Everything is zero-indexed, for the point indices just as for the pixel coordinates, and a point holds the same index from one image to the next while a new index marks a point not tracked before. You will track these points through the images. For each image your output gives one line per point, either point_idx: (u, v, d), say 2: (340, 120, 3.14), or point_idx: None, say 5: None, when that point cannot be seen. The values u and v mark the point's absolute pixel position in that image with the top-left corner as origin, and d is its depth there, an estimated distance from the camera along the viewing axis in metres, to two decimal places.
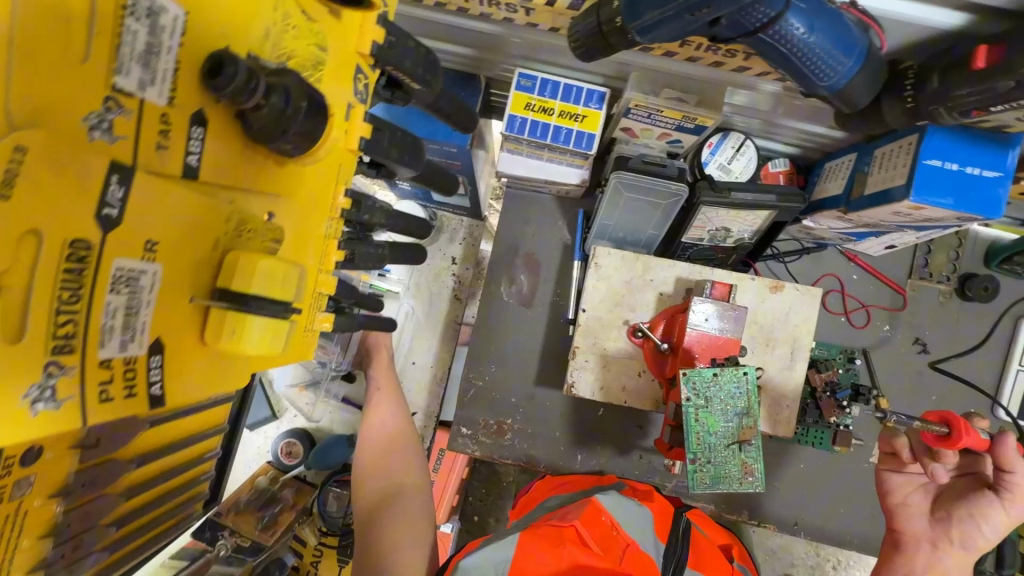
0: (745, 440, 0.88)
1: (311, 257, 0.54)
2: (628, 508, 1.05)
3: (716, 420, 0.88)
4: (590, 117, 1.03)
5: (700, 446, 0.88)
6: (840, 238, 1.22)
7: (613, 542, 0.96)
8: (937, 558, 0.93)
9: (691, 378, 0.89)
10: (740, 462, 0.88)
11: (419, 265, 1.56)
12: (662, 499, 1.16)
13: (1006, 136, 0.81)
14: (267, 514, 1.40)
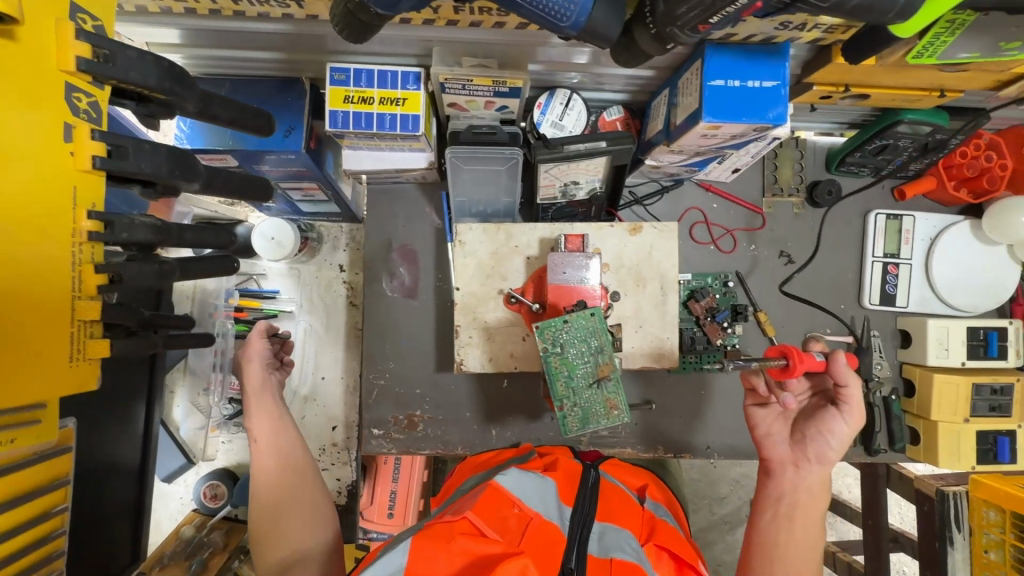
0: (606, 384, 0.92)
1: (40, 288, 0.52)
2: (530, 478, 0.99)
3: (574, 363, 0.92)
4: (410, 99, 1.03)
5: (565, 393, 0.92)
6: (687, 171, 1.27)
7: (512, 521, 0.88)
8: (801, 477, 0.95)
9: (545, 330, 0.93)
10: (603, 400, 0.92)
11: (308, 279, 1.54)
12: (571, 463, 1.14)
13: (776, 47, 0.88)
14: (195, 561, 1.35)
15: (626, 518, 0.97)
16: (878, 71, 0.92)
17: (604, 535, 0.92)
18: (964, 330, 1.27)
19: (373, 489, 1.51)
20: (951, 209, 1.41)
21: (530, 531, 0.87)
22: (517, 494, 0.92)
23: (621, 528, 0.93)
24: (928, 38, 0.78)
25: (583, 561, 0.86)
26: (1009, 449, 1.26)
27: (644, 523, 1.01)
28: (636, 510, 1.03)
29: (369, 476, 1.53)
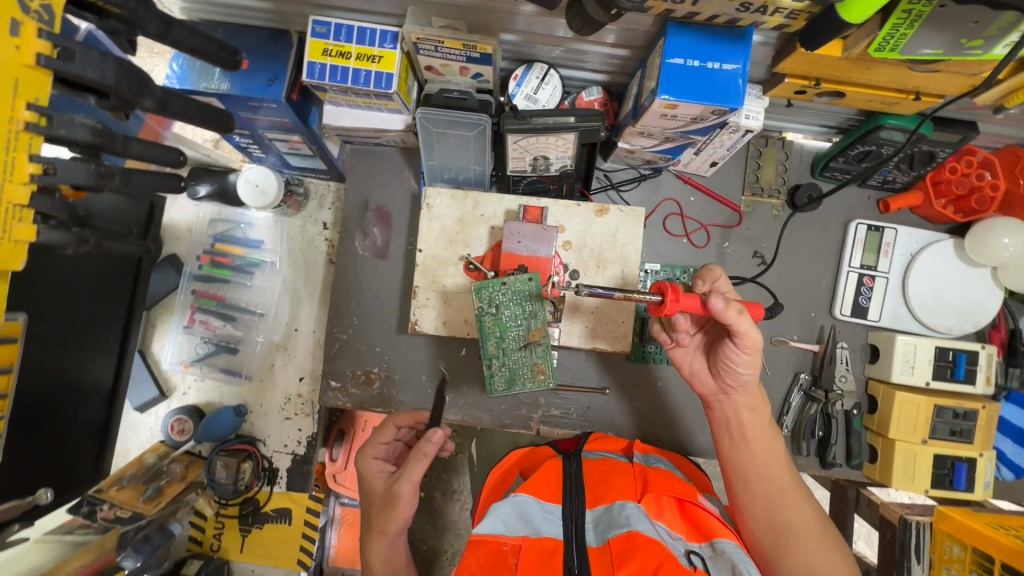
0: (537, 346, 0.97)
1: None
2: (504, 505, 0.98)
3: (506, 325, 0.96)
4: (386, 57, 1.06)
5: (495, 352, 0.97)
6: (662, 159, 1.27)
7: (505, 561, 0.90)
8: (731, 403, 1.06)
9: (481, 290, 0.96)
10: (531, 364, 0.97)
11: (293, 233, 1.61)
12: (548, 462, 1.13)
13: (738, 31, 0.89)
14: (151, 487, 1.44)
15: (613, 492, 1.02)
16: (846, 65, 0.91)
17: (599, 520, 0.97)
18: (932, 349, 1.24)
19: (349, 454, 1.64)
20: (939, 227, 1.37)
21: (523, 556, 0.89)
22: (501, 531, 0.93)
23: (612, 505, 0.98)
24: (887, 28, 0.77)
25: (587, 552, 0.90)
26: (965, 476, 1.23)
27: (638, 477, 1.08)
28: (625, 471, 1.10)
29: (347, 442, 1.67)
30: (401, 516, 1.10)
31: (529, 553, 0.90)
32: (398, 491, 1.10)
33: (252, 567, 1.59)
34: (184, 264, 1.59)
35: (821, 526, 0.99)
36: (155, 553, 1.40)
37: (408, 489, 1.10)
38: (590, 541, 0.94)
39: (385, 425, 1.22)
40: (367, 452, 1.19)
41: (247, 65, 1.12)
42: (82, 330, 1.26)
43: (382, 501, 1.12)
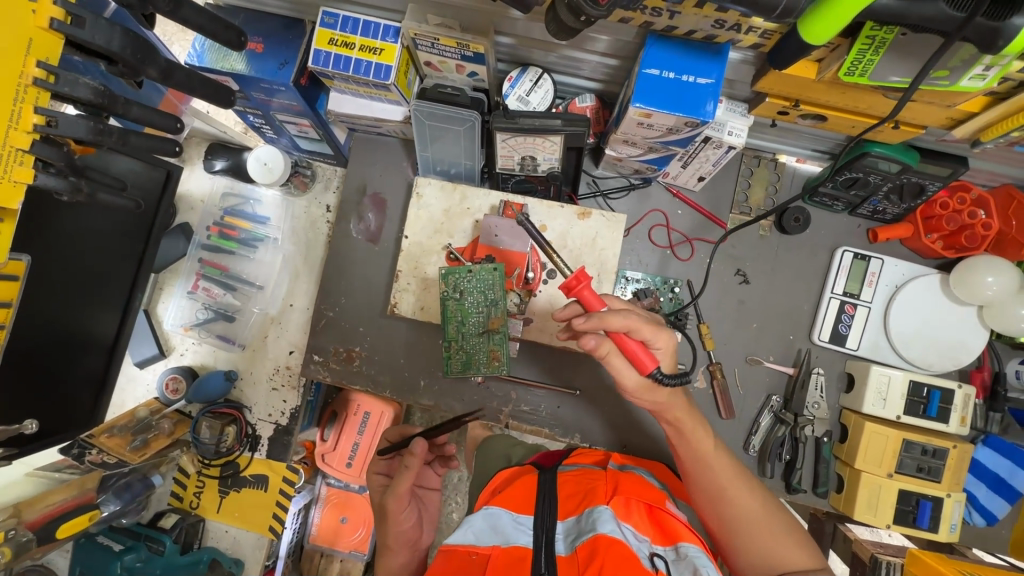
0: (494, 334, 1.06)
1: None
2: (476, 520, 1.02)
3: (468, 311, 1.06)
4: (387, 50, 1.12)
5: (455, 335, 1.07)
6: (649, 169, 1.30)
7: (472, 567, 0.93)
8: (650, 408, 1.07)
9: (448, 274, 1.05)
10: (488, 351, 1.06)
11: (298, 213, 1.69)
12: (525, 478, 1.17)
13: (716, 47, 0.91)
14: (139, 438, 1.53)
15: (584, 501, 1.04)
16: (822, 87, 0.93)
17: (569, 530, 0.98)
18: (906, 383, 1.23)
19: (339, 436, 1.77)
20: (928, 262, 1.35)
21: (492, 563, 0.92)
22: (471, 541, 0.97)
23: (582, 513, 1.00)
24: (854, 52, 0.79)
25: (555, 559, 0.91)
26: (930, 514, 1.20)
27: (611, 483, 1.11)
28: (599, 480, 1.13)
29: (338, 424, 1.79)
30: (398, 526, 1.14)
31: (500, 560, 0.92)
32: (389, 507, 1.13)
33: (226, 528, 1.66)
34: (194, 233, 1.69)
35: (765, 511, 0.98)
36: (134, 500, 1.53)
37: (396, 501, 1.12)
38: (560, 551, 0.95)
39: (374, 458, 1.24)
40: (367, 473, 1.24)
41: (262, 49, 1.20)
42: (86, 284, 1.36)
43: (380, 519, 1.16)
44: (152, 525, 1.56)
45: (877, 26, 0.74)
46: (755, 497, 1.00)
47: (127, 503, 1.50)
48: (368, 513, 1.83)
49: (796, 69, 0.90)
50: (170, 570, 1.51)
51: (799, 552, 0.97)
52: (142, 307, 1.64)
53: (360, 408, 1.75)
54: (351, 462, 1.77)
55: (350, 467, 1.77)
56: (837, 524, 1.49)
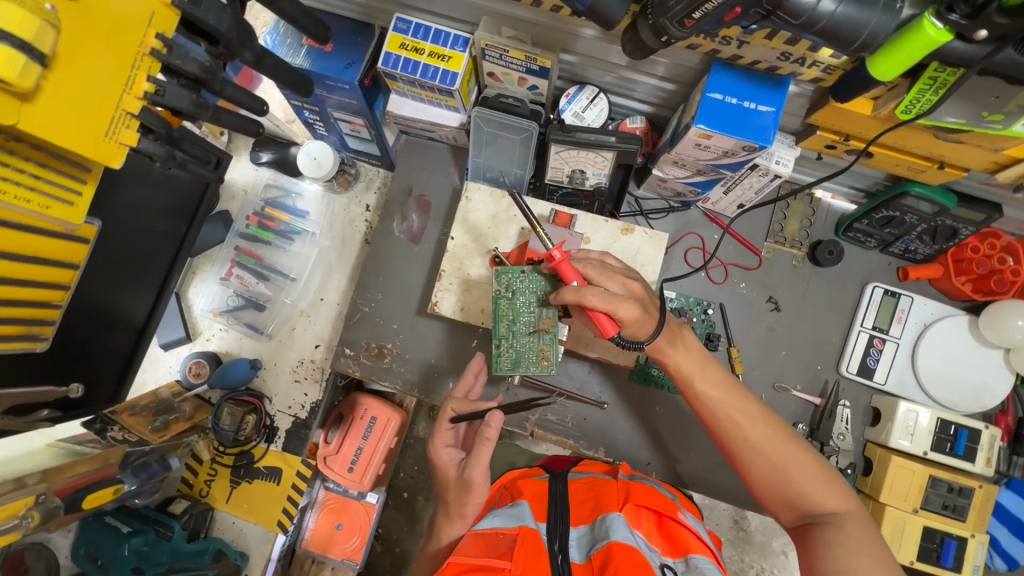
0: (545, 334, 1.08)
1: (104, 65, 0.68)
2: (503, 510, 1.03)
3: (519, 310, 1.08)
4: (455, 58, 1.17)
5: (506, 333, 1.09)
6: (692, 193, 1.34)
7: (498, 545, 0.94)
8: None
9: (501, 274, 1.08)
10: (538, 349, 1.08)
11: (337, 210, 1.72)
12: (535, 480, 1.14)
13: (777, 78, 0.97)
14: (160, 419, 1.51)
15: (597, 508, 1.02)
16: (875, 124, 0.97)
17: (583, 537, 0.98)
18: (933, 420, 1.24)
19: (343, 440, 1.68)
20: (956, 303, 1.38)
21: (518, 541, 0.93)
22: (497, 525, 0.98)
23: (596, 520, 0.99)
24: (914, 91, 0.83)
25: (570, 563, 0.93)
26: (954, 554, 1.21)
27: (620, 489, 1.08)
28: (610, 484, 1.10)
29: (343, 426, 1.70)
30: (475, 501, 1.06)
31: (525, 543, 0.92)
32: (469, 480, 1.04)
33: (234, 519, 1.63)
34: (233, 221, 1.71)
35: (782, 442, 0.96)
36: (150, 481, 1.50)
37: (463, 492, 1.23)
38: (574, 557, 0.95)
39: (441, 427, 1.10)
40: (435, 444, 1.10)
41: (330, 49, 1.25)
42: (125, 263, 1.37)
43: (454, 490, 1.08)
44: (161, 509, 1.54)
45: (941, 68, 0.78)
46: (773, 428, 0.98)
47: (144, 482, 1.48)
48: (365, 520, 1.79)
49: (853, 105, 0.95)
50: (176, 556, 1.47)
51: (830, 479, 0.96)
52: (174, 290, 1.65)
53: (367, 415, 1.69)
54: (353, 467, 1.68)
55: (352, 472, 1.68)
56: None
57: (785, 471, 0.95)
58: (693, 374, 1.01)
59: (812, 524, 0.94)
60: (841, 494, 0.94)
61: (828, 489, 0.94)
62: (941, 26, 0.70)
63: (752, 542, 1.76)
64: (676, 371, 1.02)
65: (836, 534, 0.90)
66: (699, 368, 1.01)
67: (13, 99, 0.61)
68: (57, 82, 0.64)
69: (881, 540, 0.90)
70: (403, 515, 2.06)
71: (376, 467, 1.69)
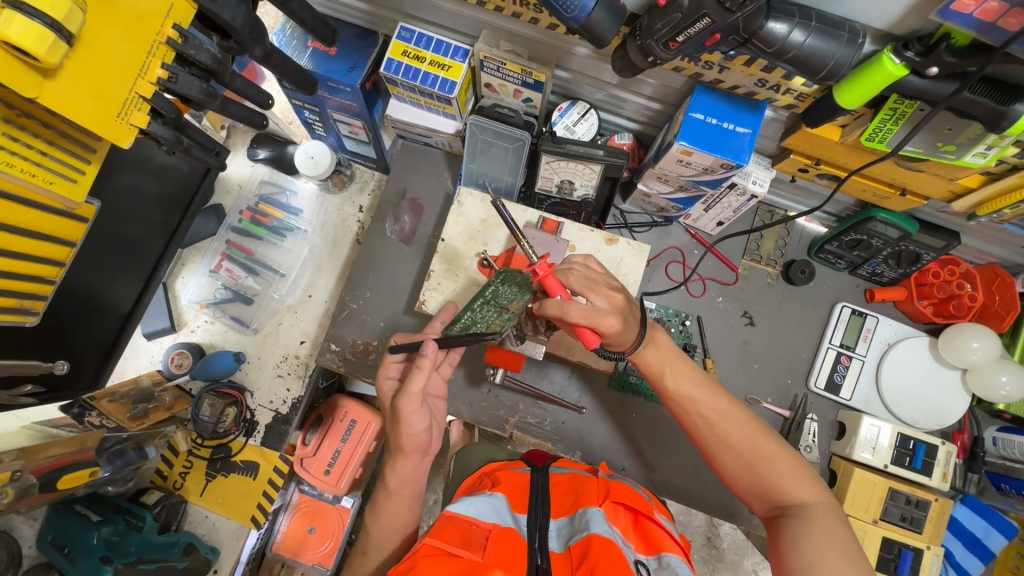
0: (505, 313, 1.06)
1: (124, 51, 0.72)
2: (480, 499, 1.05)
3: (495, 291, 1.10)
4: (454, 68, 1.23)
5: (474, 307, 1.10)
6: (674, 208, 1.40)
7: (473, 537, 0.96)
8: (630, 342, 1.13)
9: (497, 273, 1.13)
10: (488, 322, 1.07)
11: (330, 209, 1.76)
12: (516, 474, 1.18)
13: (755, 103, 1.04)
14: (138, 407, 1.52)
15: (577, 502, 1.06)
16: (843, 150, 1.04)
17: (562, 528, 1.01)
18: (894, 435, 1.30)
19: (321, 442, 1.68)
20: (920, 326, 1.45)
21: (492, 538, 0.95)
22: (472, 514, 1.00)
23: (576, 513, 1.03)
24: (877, 120, 0.90)
25: (548, 553, 0.96)
26: (910, 564, 1.26)
27: (600, 487, 1.11)
28: (590, 481, 1.14)
29: (322, 428, 1.70)
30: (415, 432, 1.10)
31: (498, 537, 0.96)
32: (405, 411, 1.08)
33: (207, 513, 1.62)
34: (226, 215, 1.73)
35: (753, 435, 0.99)
36: (126, 468, 1.48)
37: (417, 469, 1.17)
38: (554, 548, 0.99)
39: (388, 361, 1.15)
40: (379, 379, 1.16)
41: (334, 52, 1.30)
42: (117, 250, 1.38)
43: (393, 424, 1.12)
44: (134, 500, 1.52)
45: (900, 101, 0.85)
46: (744, 421, 1.00)
47: (118, 470, 1.45)
48: (338, 525, 1.78)
49: (823, 131, 1.02)
50: (147, 548, 1.43)
51: (800, 472, 0.96)
52: (162, 280, 1.66)
53: (347, 417, 1.69)
54: (330, 470, 1.67)
55: (329, 475, 1.67)
56: None
57: (755, 462, 0.98)
58: (666, 373, 1.06)
59: (781, 516, 0.94)
60: (809, 485, 0.95)
61: (797, 480, 0.95)
62: (899, 62, 0.77)
63: (721, 559, 1.78)
64: (649, 370, 1.07)
65: (805, 525, 0.90)
66: (671, 366, 1.06)
67: (33, 75, 0.65)
68: (76, 63, 0.68)
69: (850, 531, 0.89)
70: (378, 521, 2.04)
71: (353, 470, 1.68)
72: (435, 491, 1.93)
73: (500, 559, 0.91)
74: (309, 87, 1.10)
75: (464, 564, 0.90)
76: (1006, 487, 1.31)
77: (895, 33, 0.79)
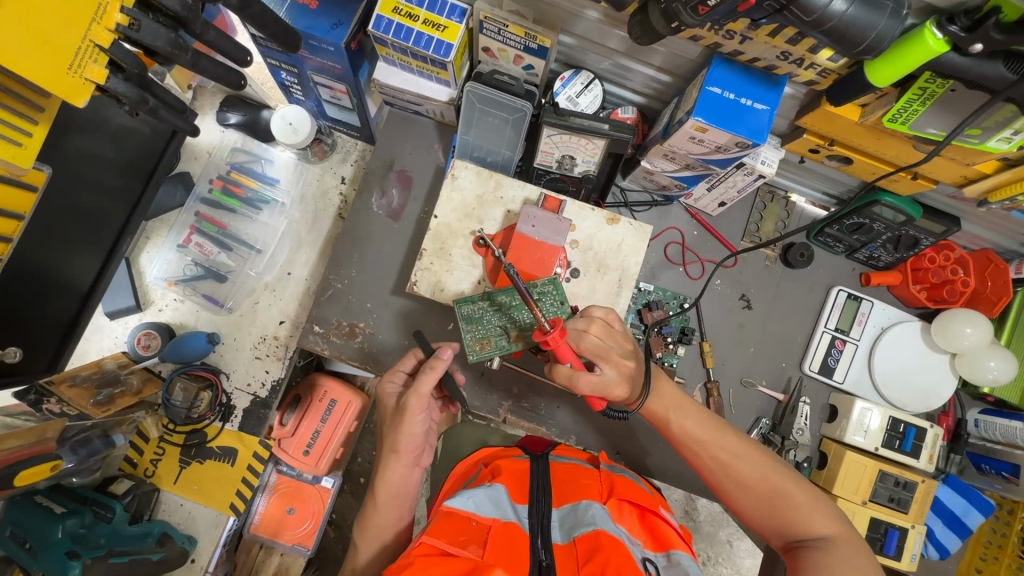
0: (504, 338, 1.18)
1: None
2: (479, 491, 1.02)
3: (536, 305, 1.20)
4: (450, 29, 1.12)
5: (494, 301, 1.20)
6: (676, 187, 1.35)
7: (471, 533, 0.93)
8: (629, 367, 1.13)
9: (547, 283, 1.19)
10: (487, 334, 1.19)
11: (310, 180, 1.64)
12: (515, 462, 1.18)
13: (774, 78, 0.99)
14: (104, 393, 1.42)
15: (579, 492, 1.07)
16: (860, 131, 1.01)
17: (565, 518, 1.02)
18: (885, 418, 1.32)
19: (300, 422, 1.63)
20: (911, 311, 1.46)
21: (492, 534, 0.92)
22: (471, 509, 0.97)
23: (578, 504, 1.04)
24: (903, 101, 0.86)
25: (552, 547, 0.95)
26: (896, 543, 1.30)
27: (603, 482, 1.13)
28: (592, 475, 1.15)
29: (300, 409, 1.64)
30: (410, 428, 1.04)
31: (500, 531, 0.94)
32: (405, 403, 1.05)
33: (181, 501, 1.54)
34: (194, 184, 1.60)
35: (768, 472, 0.98)
36: (90, 458, 1.40)
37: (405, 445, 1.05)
38: (556, 539, 0.98)
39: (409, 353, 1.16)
40: (385, 376, 1.15)
41: (316, 6, 1.17)
42: (70, 224, 1.24)
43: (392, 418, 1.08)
44: (101, 490, 1.43)
45: (931, 80, 0.81)
46: (758, 457, 0.99)
47: (83, 460, 1.37)
48: (319, 506, 1.72)
49: (843, 110, 0.97)
50: (116, 539, 1.35)
51: (817, 505, 0.96)
52: (125, 255, 1.53)
53: (326, 396, 1.64)
54: (309, 451, 1.63)
55: (309, 456, 1.63)
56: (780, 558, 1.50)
57: (771, 498, 0.97)
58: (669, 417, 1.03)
59: (800, 548, 0.95)
60: (826, 516, 0.96)
61: (814, 511, 0.96)
62: (941, 37, 0.72)
63: (701, 533, 1.78)
64: (653, 417, 1.05)
65: (826, 557, 0.91)
66: (676, 405, 1.04)
67: None
68: None
69: (869, 560, 0.92)
70: (358, 500, 2.00)
71: (333, 449, 1.65)
72: None
73: (500, 555, 0.88)
74: (291, 42, 0.99)
75: (463, 563, 0.86)
76: (985, 467, 1.35)
77: (938, 5, 0.74)
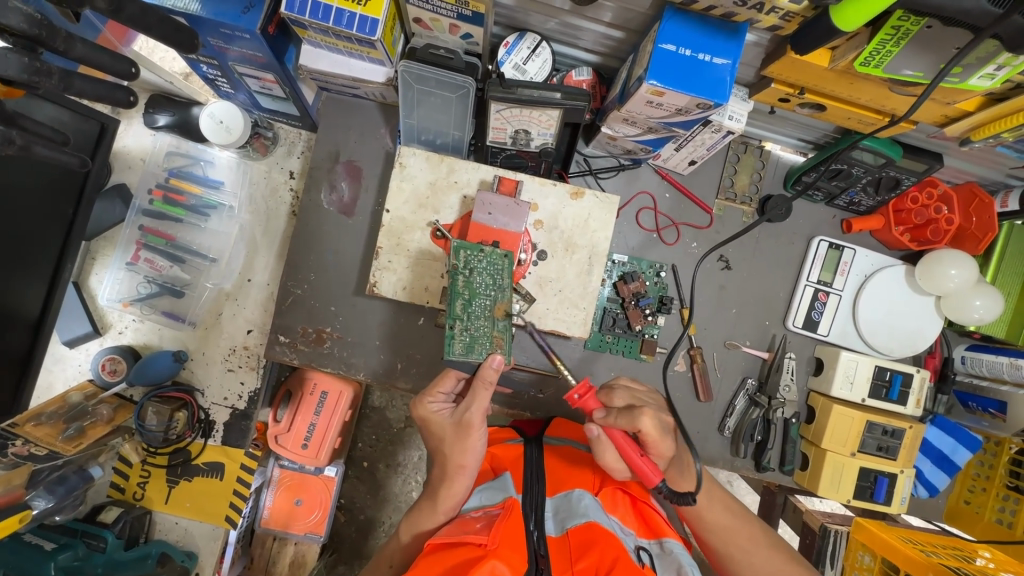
0: (498, 321, 1.05)
1: None
2: (487, 488, 1.05)
3: (477, 290, 1.05)
4: (373, 2, 1.00)
5: (461, 314, 1.04)
6: (643, 151, 1.26)
7: (477, 522, 0.93)
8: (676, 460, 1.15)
9: (460, 250, 1.05)
10: (491, 339, 1.04)
11: (256, 178, 1.53)
12: (509, 448, 1.16)
13: (732, 26, 0.89)
14: (73, 427, 1.38)
15: (572, 481, 1.05)
16: (830, 77, 0.93)
17: (558, 509, 0.99)
18: (871, 368, 1.30)
19: (293, 417, 1.52)
20: (894, 253, 1.42)
21: (499, 519, 0.90)
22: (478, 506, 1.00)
23: (571, 493, 1.01)
24: (875, 42, 0.78)
25: (546, 538, 0.92)
26: (885, 489, 1.30)
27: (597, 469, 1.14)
28: (584, 462, 1.14)
29: (293, 403, 1.53)
30: (475, 446, 1.02)
31: (499, 518, 0.90)
32: (469, 420, 1.01)
33: (176, 520, 1.53)
34: (133, 196, 1.49)
35: (735, 514, 1.13)
36: (71, 494, 1.38)
37: (470, 456, 1.02)
38: (549, 530, 0.95)
39: (446, 373, 1.10)
40: (423, 398, 1.09)
41: None
42: (6, 258, 1.16)
43: (454, 436, 1.04)
44: (91, 520, 1.42)
45: (905, 17, 0.74)
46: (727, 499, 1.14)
47: (62, 498, 1.36)
48: (325, 496, 1.61)
49: (811, 57, 0.88)
50: (113, 567, 1.38)
51: (772, 557, 1.10)
52: (71, 279, 1.45)
53: (318, 393, 1.52)
54: (308, 444, 1.54)
55: (307, 449, 1.54)
56: (787, 496, 1.64)
57: (728, 538, 1.11)
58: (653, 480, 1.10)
59: None
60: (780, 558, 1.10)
61: (770, 555, 1.10)
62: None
63: None
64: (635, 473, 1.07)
65: None
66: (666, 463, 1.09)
67: None
68: None
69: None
70: (364, 484, 1.98)
71: (331, 444, 1.55)
72: (420, 447, 1.98)
73: (505, 537, 0.85)
74: (187, 43, 0.89)
75: (472, 549, 0.83)
76: (973, 404, 1.34)
77: None
